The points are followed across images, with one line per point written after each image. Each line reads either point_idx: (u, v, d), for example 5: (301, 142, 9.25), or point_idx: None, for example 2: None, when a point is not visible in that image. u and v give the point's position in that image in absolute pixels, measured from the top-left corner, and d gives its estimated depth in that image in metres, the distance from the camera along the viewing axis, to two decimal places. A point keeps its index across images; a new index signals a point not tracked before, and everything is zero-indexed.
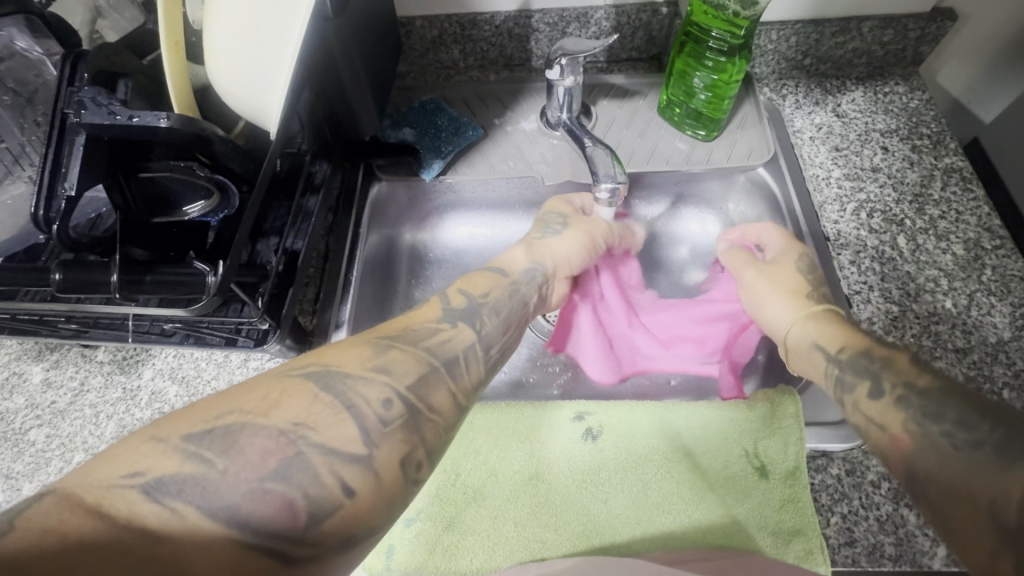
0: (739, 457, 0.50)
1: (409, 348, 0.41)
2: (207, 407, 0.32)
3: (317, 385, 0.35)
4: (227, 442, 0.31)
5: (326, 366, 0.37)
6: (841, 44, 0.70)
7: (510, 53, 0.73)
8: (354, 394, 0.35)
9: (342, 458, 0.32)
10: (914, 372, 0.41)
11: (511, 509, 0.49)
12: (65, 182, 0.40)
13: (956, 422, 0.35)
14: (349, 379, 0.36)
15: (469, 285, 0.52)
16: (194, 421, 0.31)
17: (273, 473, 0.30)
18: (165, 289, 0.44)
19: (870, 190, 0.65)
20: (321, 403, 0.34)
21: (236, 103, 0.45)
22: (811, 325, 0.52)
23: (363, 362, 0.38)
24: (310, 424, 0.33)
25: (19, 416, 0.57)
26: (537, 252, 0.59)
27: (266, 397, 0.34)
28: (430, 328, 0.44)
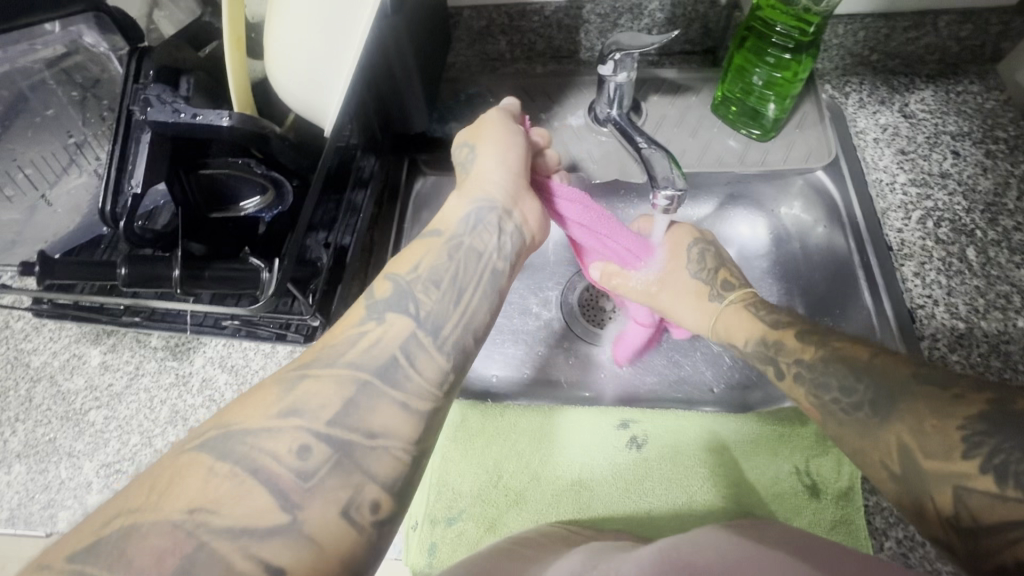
0: (789, 475, 0.49)
1: (324, 372, 0.36)
2: (93, 518, 0.29)
3: (212, 455, 0.32)
4: (116, 554, 0.28)
5: (226, 428, 0.33)
6: (914, 39, 0.65)
7: (558, 44, 0.70)
8: (254, 454, 0.32)
9: (258, 536, 0.30)
10: (801, 349, 0.46)
11: (554, 513, 0.49)
12: (133, 180, 0.41)
13: (840, 389, 0.41)
14: (250, 438, 0.32)
15: (402, 262, 0.44)
16: (84, 534, 0.28)
17: (177, 574, 0.28)
18: (222, 285, 0.44)
19: (938, 198, 0.61)
20: (217, 477, 0.31)
21: (291, 98, 0.45)
22: (726, 329, 0.53)
23: (268, 408, 0.34)
24: (211, 507, 0.30)
25: (79, 397, 0.59)
26: (470, 193, 0.48)
27: (156, 487, 0.30)
28: (353, 336, 0.39)
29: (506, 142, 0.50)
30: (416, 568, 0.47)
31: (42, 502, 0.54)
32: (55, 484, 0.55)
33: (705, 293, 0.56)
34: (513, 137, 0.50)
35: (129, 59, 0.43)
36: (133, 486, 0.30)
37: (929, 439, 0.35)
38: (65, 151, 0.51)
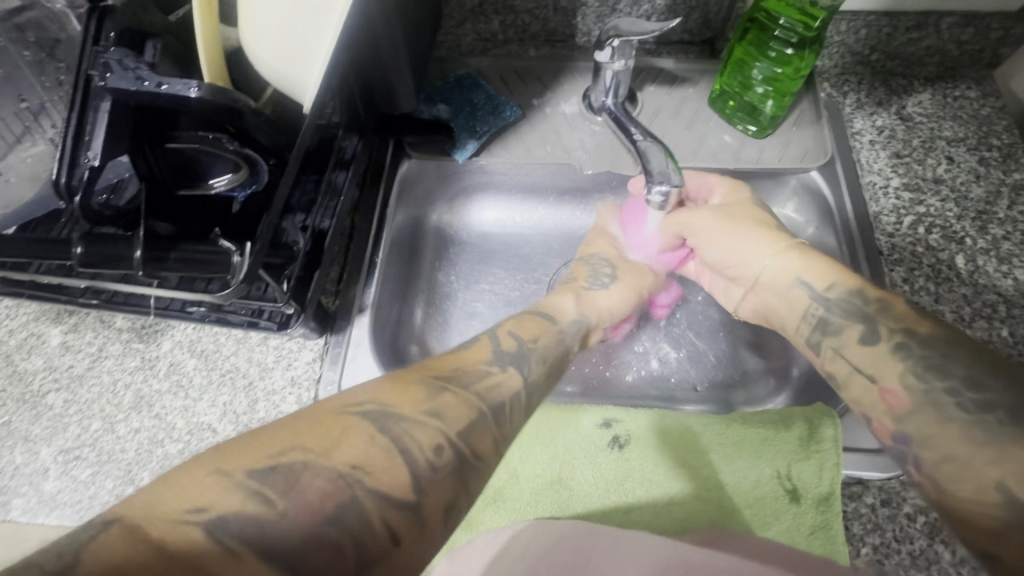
0: (770, 479, 0.49)
1: (461, 392, 0.37)
2: (270, 441, 0.29)
3: (373, 424, 0.32)
4: (291, 481, 0.27)
5: (384, 407, 0.33)
6: (914, 41, 0.64)
7: (553, 27, 0.67)
8: (405, 438, 0.31)
9: (391, 502, 0.29)
10: (912, 319, 0.42)
11: (532, 512, 0.48)
12: (90, 152, 0.38)
13: (961, 380, 0.37)
14: (403, 422, 0.32)
15: (520, 328, 0.47)
16: (259, 456, 0.28)
17: (329, 519, 0.27)
18: (184, 267, 0.41)
19: (930, 204, 0.61)
20: (377, 447, 0.30)
21: (267, 69, 0.42)
22: (804, 255, 0.49)
23: (416, 403, 0.34)
24: (369, 467, 0.29)
25: (37, 378, 0.56)
26: (585, 304, 0.55)
27: (327, 435, 0.30)
28: (481, 371, 0.40)
29: (635, 293, 0.60)
30: None
31: None
32: (9, 469, 0.52)
33: (772, 229, 0.52)
34: (648, 274, 0.62)
35: (87, 16, 0.38)
36: (310, 427, 0.30)
37: None
38: (19, 118, 0.47)
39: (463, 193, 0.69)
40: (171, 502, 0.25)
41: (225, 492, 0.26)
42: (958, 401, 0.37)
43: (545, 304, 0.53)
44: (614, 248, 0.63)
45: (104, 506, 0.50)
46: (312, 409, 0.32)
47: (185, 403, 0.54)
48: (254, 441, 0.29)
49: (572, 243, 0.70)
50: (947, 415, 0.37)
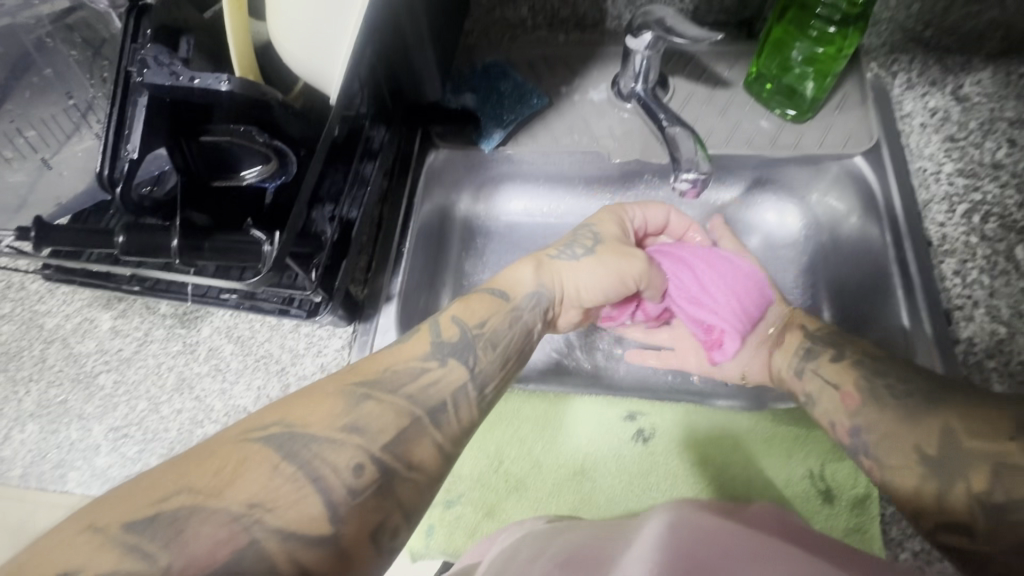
0: (802, 478, 0.47)
1: (388, 399, 0.38)
2: (153, 486, 0.29)
3: (279, 453, 0.32)
4: (175, 531, 0.28)
5: (288, 428, 0.34)
6: (974, 16, 0.59)
7: (583, 12, 0.65)
8: (318, 463, 0.33)
9: (302, 541, 0.30)
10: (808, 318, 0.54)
11: (554, 502, 0.48)
12: (129, 145, 0.39)
13: (896, 378, 0.45)
14: (315, 445, 0.34)
15: (466, 311, 0.47)
16: (138, 505, 0.29)
17: (222, 567, 0.28)
18: (221, 257, 0.43)
19: (987, 190, 0.56)
20: (280, 478, 0.31)
21: (295, 62, 0.43)
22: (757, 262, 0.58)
23: (334, 420, 0.35)
24: (269, 504, 0.30)
25: (90, 360, 0.60)
26: (546, 273, 0.53)
27: (221, 471, 0.31)
28: (414, 370, 0.41)
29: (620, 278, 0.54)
30: (413, 549, 0.48)
31: (54, 462, 0.56)
32: (66, 445, 0.56)
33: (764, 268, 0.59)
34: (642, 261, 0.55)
35: (126, 14, 0.40)
36: (199, 464, 0.31)
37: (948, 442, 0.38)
38: (67, 115, 0.50)
39: (491, 182, 0.68)
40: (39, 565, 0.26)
41: (97, 553, 0.27)
42: (887, 390, 0.44)
43: (501, 279, 0.52)
44: (608, 223, 0.58)
45: None
46: (211, 441, 0.33)
47: (223, 386, 0.56)
48: (137, 488, 0.29)
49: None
50: (883, 405, 0.44)
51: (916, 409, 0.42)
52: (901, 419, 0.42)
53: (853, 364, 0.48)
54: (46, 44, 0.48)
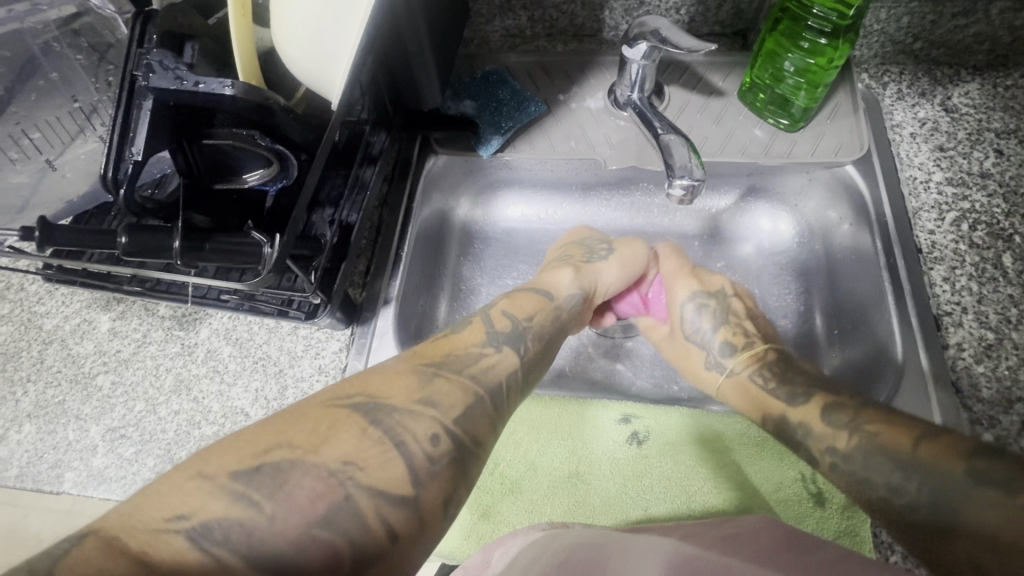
0: (794, 481, 0.48)
1: (454, 376, 0.41)
2: (261, 437, 0.33)
3: (365, 418, 0.35)
4: (277, 483, 0.31)
5: (371, 397, 0.37)
6: (962, 28, 0.61)
7: (581, 22, 0.67)
8: (401, 429, 0.36)
9: (389, 501, 0.33)
10: (830, 434, 0.44)
11: (548, 506, 0.48)
12: (133, 147, 0.40)
13: (888, 488, 0.39)
14: (397, 414, 0.36)
15: (514, 307, 0.52)
16: (241, 457, 0.32)
17: (320, 520, 0.30)
18: (222, 258, 0.43)
19: (975, 199, 0.58)
20: (370, 440, 0.34)
21: (296, 69, 0.44)
22: (736, 392, 0.54)
23: (409, 394, 0.38)
24: (360, 463, 0.33)
25: (88, 361, 0.60)
26: (583, 277, 0.58)
27: (316, 432, 0.34)
28: (474, 354, 0.45)
29: (631, 265, 0.62)
30: None
31: (50, 462, 0.56)
32: (63, 445, 0.56)
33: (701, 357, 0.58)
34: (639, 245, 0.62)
35: (133, 20, 0.42)
36: (294, 424, 0.34)
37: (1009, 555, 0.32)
38: (72, 116, 0.51)
39: (490, 189, 0.71)
40: (155, 508, 0.29)
41: (209, 498, 0.30)
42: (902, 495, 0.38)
43: (545, 282, 0.58)
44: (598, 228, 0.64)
45: (145, 482, 0.53)
46: (300, 406, 0.36)
47: (221, 388, 0.57)
48: (233, 446, 0.32)
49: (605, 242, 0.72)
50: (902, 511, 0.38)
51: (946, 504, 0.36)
52: (935, 531, 0.36)
53: (830, 471, 0.43)
54: (52, 48, 0.48)
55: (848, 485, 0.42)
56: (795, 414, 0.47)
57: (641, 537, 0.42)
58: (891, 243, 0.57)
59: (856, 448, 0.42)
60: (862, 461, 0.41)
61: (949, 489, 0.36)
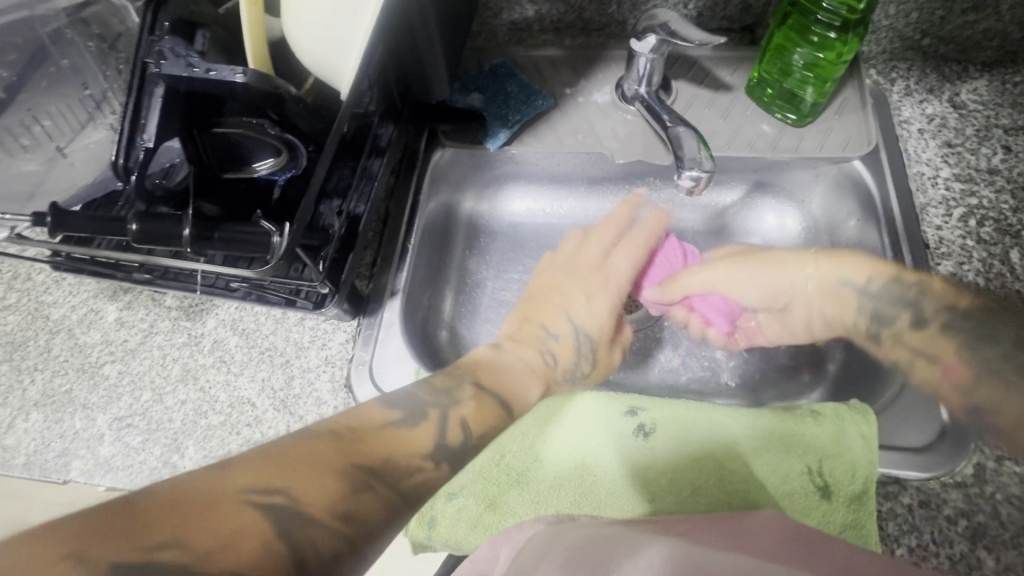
0: (800, 474, 0.47)
1: (388, 489, 0.37)
2: (160, 521, 0.29)
3: (271, 526, 0.31)
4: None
5: (292, 489, 0.33)
6: (971, 24, 0.61)
7: (589, 16, 0.66)
8: (301, 545, 0.32)
9: None
10: (949, 299, 0.52)
11: (554, 497, 0.49)
12: (145, 134, 0.40)
13: (981, 336, 0.50)
14: (308, 524, 0.32)
15: (484, 416, 0.46)
16: (120, 547, 0.28)
17: None
18: (231, 247, 0.43)
19: (983, 195, 0.58)
20: (261, 557, 0.30)
21: (307, 57, 0.44)
22: (740, 265, 0.61)
23: (330, 503, 0.34)
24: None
25: (95, 350, 0.60)
26: (557, 324, 0.58)
27: (209, 531, 0.30)
28: (415, 464, 0.40)
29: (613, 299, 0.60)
30: (415, 540, 0.48)
31: (57, 450, 0.56)
32: (70, 433, 0.56)
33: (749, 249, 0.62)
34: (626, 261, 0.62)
35: (145, 7, 0.41)
36: (191, 511, 0.30)
37: None
38: (83, 105, 0.51)
39: (497, 183, 0.71)
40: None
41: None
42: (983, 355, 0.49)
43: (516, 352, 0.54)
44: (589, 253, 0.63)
45: (153, 470, 0.54)
46: (199, 484, 0.32)
47: (228, 377, 0.57)
48: (110, 529, 0.28)
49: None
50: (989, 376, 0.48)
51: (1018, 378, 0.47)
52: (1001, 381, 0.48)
53: (943, 332, 0.52)
54: (63, 35, 0.49)
55: (958, 353, 0.50)
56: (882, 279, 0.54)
57: (647, 537, 0.41)
58: (899, 239, 0.57)
59: (976, 307, 0.51)
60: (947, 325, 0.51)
61: (975, 344, 0.50)
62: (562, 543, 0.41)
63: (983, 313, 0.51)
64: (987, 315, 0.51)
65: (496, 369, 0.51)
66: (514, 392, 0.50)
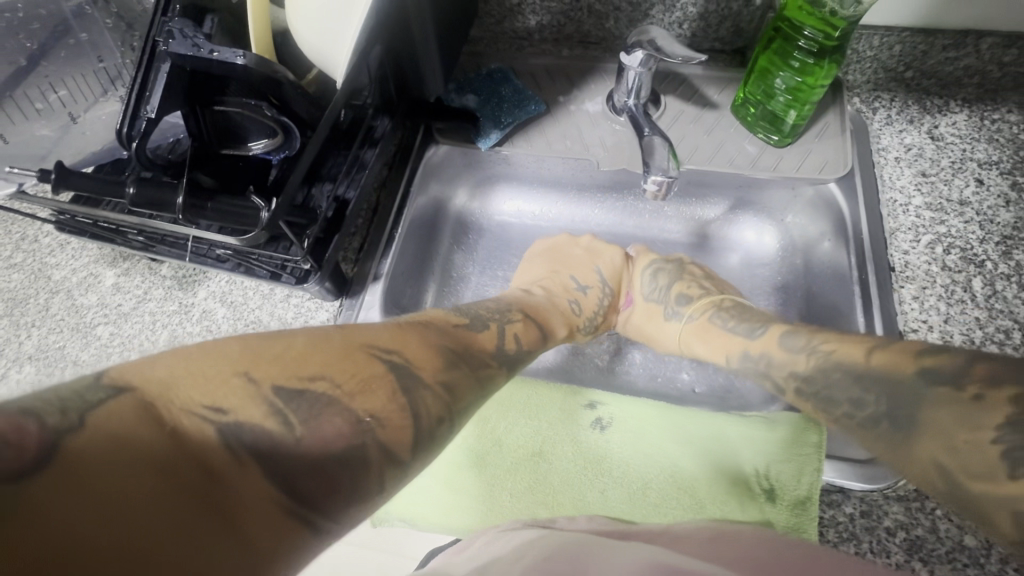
0: (747, 476, 0.50)
1: (469, 373, 0.43)
2: (298, 364, 0.33)
3: (327, 386, 0.33)
4: (313, 413, 0.31)
5: (346, 356, 0.36)
6: (952, 60, 0.63)
7: (587, 29, 0.70)
8: (350, 404, 0.33)
9: (325, 464, 0.30)
10: (793, 360, 0.50)
11: (509, 480, 0.51)
12: (148, 105, 0.43)
13: (850, 402, 0.44)
14: (365, 385, 0.35)
15: (524, 333, 0.53)
16: (180, 386, 0.28)
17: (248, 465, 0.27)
18: (221, 218, 0.46)
19: (952, 225, 0.59)
20: (315, 403, 0.32)
21: (313, 50, 0.47)
22: (693, 340, 0.61)
23: (380, 372, 0.36)
24: (384, 421, 0.34)
25: (90, 312, 0.63)
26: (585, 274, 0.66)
27: (267, 374, 0.32)
28: (484, 360, 0.46)
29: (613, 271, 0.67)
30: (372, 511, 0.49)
31: None
32: None
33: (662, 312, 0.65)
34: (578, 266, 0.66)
35: None
36: (243, 364, 0.31)
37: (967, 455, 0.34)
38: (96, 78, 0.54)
39: (489, 183, 0.74)
40: (186, 390, 0.28)
41: (249, 402, 0.30)
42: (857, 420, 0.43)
43: (540, 301, 0.61)
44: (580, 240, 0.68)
45: None
46: (245, 346, 0.33)
47: None
48: (171, 369, 0.29)
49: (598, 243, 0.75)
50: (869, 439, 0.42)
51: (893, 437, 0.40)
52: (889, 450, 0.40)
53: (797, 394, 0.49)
54: (85, 13, 0.52)
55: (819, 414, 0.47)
56: (757, 346, 0.54)
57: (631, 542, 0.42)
58: (864, 261, 0.59)
59: (815, 368, 0.48)
60: (821, 377, 0.47)
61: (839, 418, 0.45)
62: (555, 539, 0.42)
63: (823, 371, 0.47)
64: (829, 360, 0.47)
65: (533, 305, 0.59)
66: (550, 321, 0.59)
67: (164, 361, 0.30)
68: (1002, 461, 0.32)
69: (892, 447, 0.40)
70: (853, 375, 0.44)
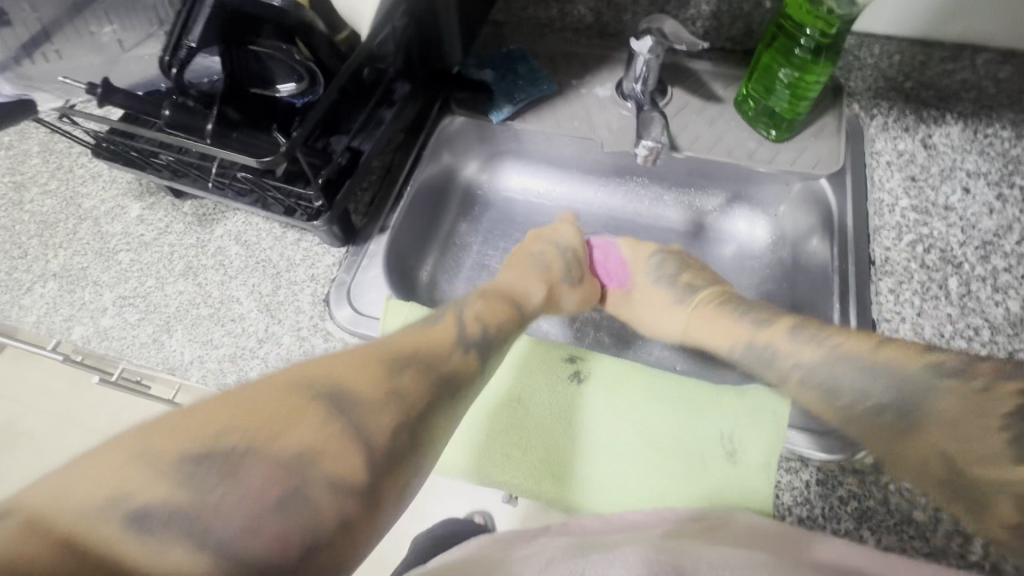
0: (713, 438, 0.52)
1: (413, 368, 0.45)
2: (205, 424, 0.37)
3: (239, 444, 0.37)
4: (229, 467, 0.36)
5: (259, 398, 0.40)
6: (950, 73, 0.66)
7: (605, 20, 0.74)
8: (266, 461, 0.36)
9: (245, 520, 0.34)
10: (799, 350, 0.51)
11: (487, 421, 0.54)
12: (190, 35, 0.48)
13: (856, 391, 0.46)
14: (292, 424, 0.38)
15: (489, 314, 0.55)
16: (72, 514, 0.32)
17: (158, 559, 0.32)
18: (243, 147, 0.50)
19: (935, 227, 0.62)
20: (226, 480, 0.35)
21: (344, 2, 0.54)
22: (698, 327, 0.62)
23: (302, 402, 0.40)
24: (314, 457, 0.38)
25: (114, 239, 0.67)
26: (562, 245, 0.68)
27: (167, 463, 0.35)
28: (441, 359, 0.48)
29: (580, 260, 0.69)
30: None
31: (65, 314, 0.63)
32: (78, 303, 0.63)
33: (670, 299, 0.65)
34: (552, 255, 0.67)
35: None
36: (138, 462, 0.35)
37: (970, 446, 0.38)
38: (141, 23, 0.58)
39: (499, 157, 0.78)
40: (82, 498, 0.33)
41: (153, 481, 0.34)
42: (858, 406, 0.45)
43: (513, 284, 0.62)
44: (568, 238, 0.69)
45: (143, 343, 0.60)
46: (153, 425, 0.37)
47: (223, 278, 0.63)
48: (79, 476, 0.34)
49: (598, 224, 0.77)
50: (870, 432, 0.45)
51: (902, 427, 0.42)
52: (892, 440, 0.43)
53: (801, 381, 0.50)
54: None
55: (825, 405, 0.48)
56: (761, 336, 0.55)
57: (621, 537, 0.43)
58: (846, 253, 0.61)
59: (824, 357, 0.49)
60: (830, 363, 0.48)
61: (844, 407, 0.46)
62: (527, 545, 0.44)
63: (833, 360, 0.48)
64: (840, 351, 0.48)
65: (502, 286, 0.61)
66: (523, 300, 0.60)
67: (60, 483, 0.34)
68: (1006, 448, 0.36)
69: (895, 438, 0.42)
70: (859, 366, 0.46)
